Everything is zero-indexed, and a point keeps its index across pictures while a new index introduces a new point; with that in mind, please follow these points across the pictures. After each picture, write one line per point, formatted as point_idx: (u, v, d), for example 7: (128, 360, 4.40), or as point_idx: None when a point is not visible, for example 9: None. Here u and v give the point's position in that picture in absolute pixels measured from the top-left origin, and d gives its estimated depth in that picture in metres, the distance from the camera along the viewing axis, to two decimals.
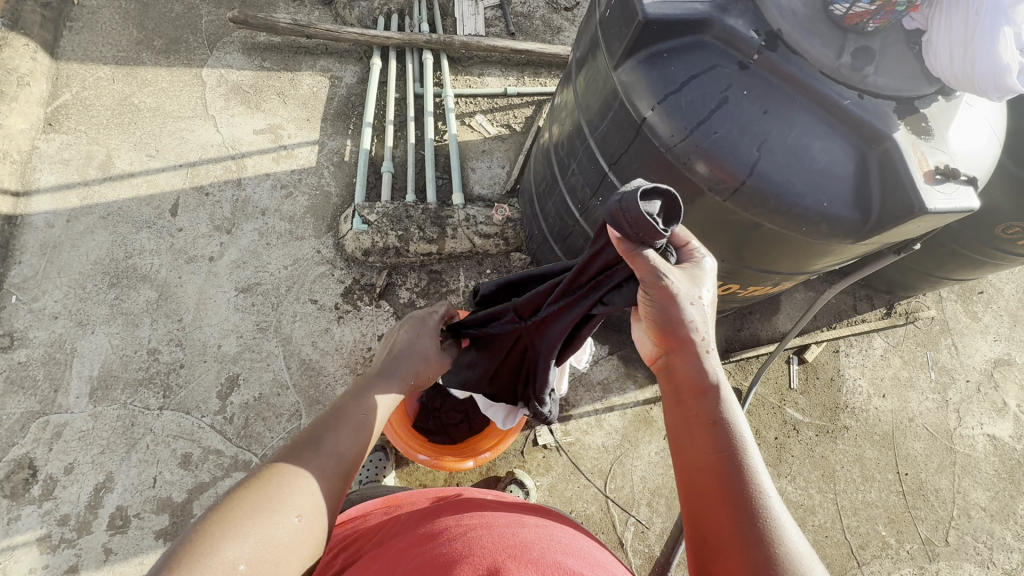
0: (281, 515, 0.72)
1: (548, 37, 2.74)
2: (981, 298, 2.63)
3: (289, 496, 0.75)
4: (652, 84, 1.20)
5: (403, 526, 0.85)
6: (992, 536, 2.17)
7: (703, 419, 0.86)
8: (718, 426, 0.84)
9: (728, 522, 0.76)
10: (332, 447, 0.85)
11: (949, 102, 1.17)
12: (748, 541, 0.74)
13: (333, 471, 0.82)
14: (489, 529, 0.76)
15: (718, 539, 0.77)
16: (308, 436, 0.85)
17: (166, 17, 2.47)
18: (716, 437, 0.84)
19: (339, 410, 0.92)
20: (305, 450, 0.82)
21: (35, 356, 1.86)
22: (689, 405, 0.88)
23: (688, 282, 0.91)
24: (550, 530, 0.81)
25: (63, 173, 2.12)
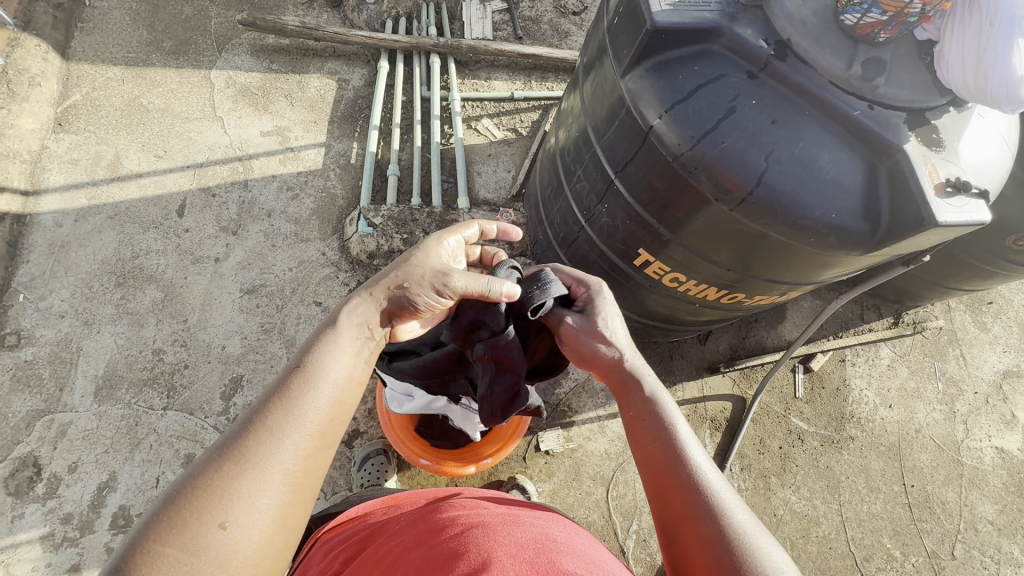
0: (203, 525, 0.69)
1: (556, 42, 2.74)
2: (991, 308, 2.60)
3: (211, 505, 0.70)
4: (659, 92, 1.19)
5: (400, 526, 0.84)
6: (1000, 551, 2.13)
7: (640, 417, 1.00)
8: (652, 420, 0.98)
9: (677, 504, 0.87)
10: (267, 436, 0.78)
11: (961, 113, 1.15)
12: (694, 518, 0.84)
13: (270, 462, 0.76)
14: (485, 527, 0.75)
15: (674, 520, 0.86)
16: (240, 427, 0.79)
17: (176, 19, 2.49)
18: (653, 431, 0.97)
19: (282, 389, 0.83)
20: (234, 447, 0.76)
21: (41, 354, 1.87)
22: (627, 413, 1.02)
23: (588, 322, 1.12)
24: (548, 527, 0.81)
25: (72, 173, 2.13)
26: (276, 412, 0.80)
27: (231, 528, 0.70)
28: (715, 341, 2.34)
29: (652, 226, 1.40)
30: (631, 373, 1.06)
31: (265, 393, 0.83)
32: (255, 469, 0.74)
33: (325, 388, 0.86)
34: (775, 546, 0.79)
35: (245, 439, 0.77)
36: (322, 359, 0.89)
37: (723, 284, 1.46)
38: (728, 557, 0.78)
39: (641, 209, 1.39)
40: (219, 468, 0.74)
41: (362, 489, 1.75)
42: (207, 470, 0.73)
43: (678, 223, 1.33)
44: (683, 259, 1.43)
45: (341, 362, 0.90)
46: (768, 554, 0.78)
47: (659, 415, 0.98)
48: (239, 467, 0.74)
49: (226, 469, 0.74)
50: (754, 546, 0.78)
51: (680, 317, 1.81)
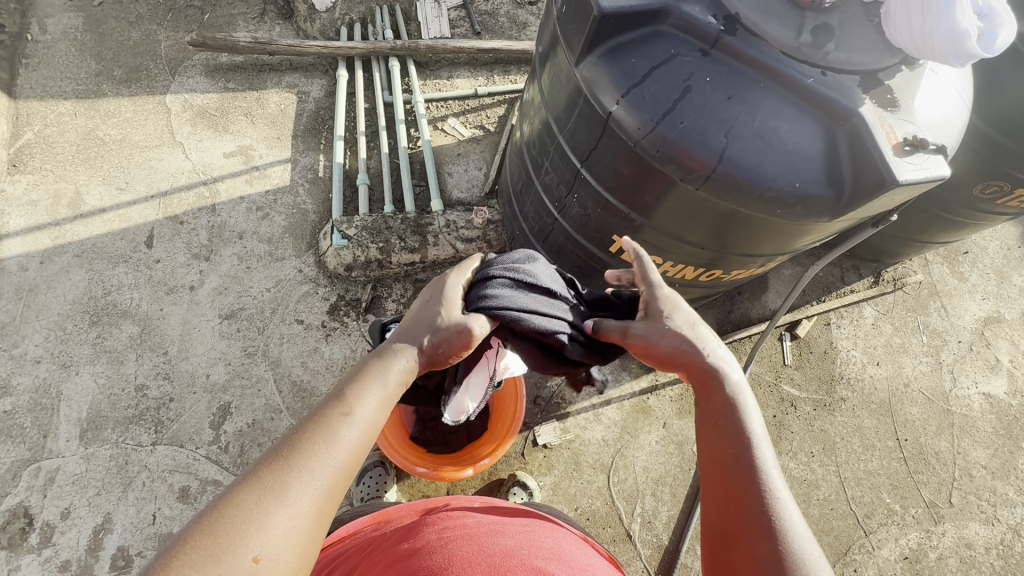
0: (235, 557, 0.65)
1: (515, 34, 2.71)
2: (967, 258, 2.64)
3: (244, 535, 0.66)
4: (614, 78, 1.18)
5: (387, 543, 0.83)
6: (995, 493, 2.19)
7: (722, 424, 0.95)
8: (734, 432, 0.93)
9: (742, 514, 0.84)
10: (300, 467, 0.74)
11: (914, 71, 1.16)
12: (758, 532, 0.80)
13: (300, 497, 0.72)
14: (471, 538, 0.75)
15: (730, 528, 0.84)
16: (279, 449, 0.77)
17: (124, 45, 2.42)
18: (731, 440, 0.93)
19: (320, 422, 0.80)
20: (270, 475, 0.73)
21: (20, 403, 1.83)
22: (711, 416, 0.97)
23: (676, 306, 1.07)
24: (537, 534, 0.81)
25: (32, 215, 2.08)
26: (312, 445, 0.77)
27: (263, 562, 0.66)
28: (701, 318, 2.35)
29: (623, 212, 1.40)
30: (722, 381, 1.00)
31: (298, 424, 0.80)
32: (287, 505, 0.71)
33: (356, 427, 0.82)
34: None
35: (279, 463, 0.74)
36: (358, 397, 0.86)
37: (700, 263, 1.47)
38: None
39: (610, 195, 1.39)
40: (250, 493, 0.70)
41: (363, 502, 1.76)
42: (243, 493, 0.70)
43: (648, 207, 1.33)
44: (657, 242, 1.43)
45: (376, 405, 0.87)
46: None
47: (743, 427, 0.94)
48: (275, 498, 0.71)
49: (260, 493, 0.71)
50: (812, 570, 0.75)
51: None
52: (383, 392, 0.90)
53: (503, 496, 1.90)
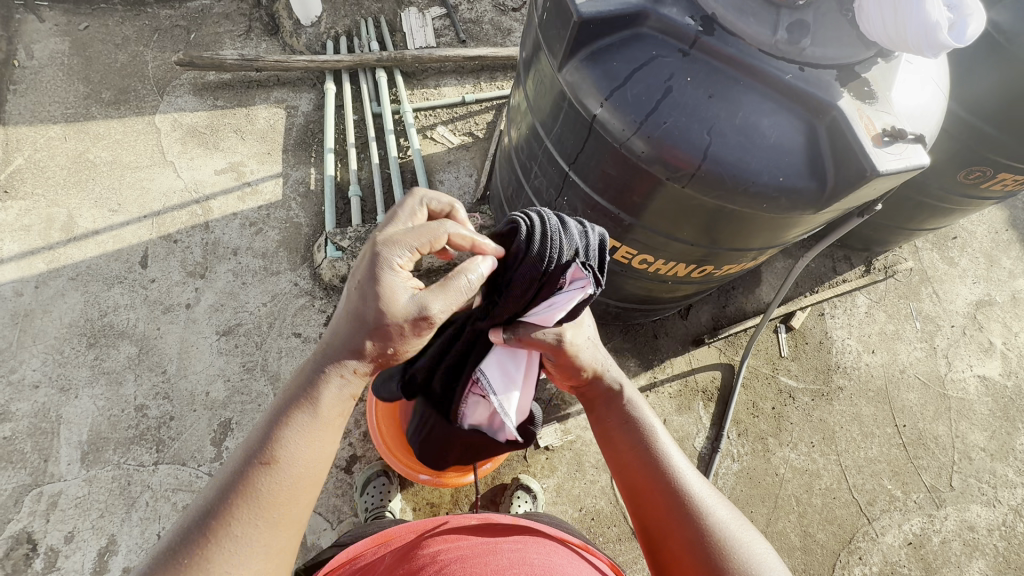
0: None
1: (499, 40, 2.74)
2: (956, 243, 2.67)
3: None
4: (597, 81, 1.20)
5: (384, 566, 0.85)
6: (995, 475, 2.21)
7: (618, 426, 1.15)
8: (629, 429, 1.14)
9: (659, 500, 1.01)
10: (224, 531, 0.78)
11: (889, 64, 1.18)
12: (676, 515, 0.97)
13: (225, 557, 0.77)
14: (465, 562, 0.77)
15: (655, 521, 1.00)
16: (200, 519, 0.80)
17: (111, 68, 2.43)
18: (621, 429, 1.14)
19: (240, 483, 0.82)
20: (190, 551, 0.76)
21: (20, 429, 1.82)
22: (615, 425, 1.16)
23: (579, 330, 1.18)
24: (530, 552, 0.82)
25: (25, 241, 2.08)
26: (233, 505, 0.81)
27: None
28: (697, 314, 2.37)
29: (612, 212, 1.42)
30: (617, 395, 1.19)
31: (219, 485, 0.83)
32: (209, 574, 0.75)
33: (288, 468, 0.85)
34: (749, 534, 0.94)
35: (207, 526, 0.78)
36: (281, 441, 0.86)
37: (692, 259, 1.48)
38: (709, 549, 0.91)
39: (599, 196, 1.40)
40: (173, 573, 0.75)
41: (367, 513, 1.75)
42: (166, 573, 0.75)
43: (636, 206, 1.35)
44: (648, 240, 1.44)
45: (306, 440, 0.88)
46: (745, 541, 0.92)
47: (632, 417, 1.15)
48: (194, 573, 0.75)
49: (184, 568, 0.75)
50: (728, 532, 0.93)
51: (656, 296, 1.83)
52: (314, 426, 0.90)
53: (507, 500, 1.90)
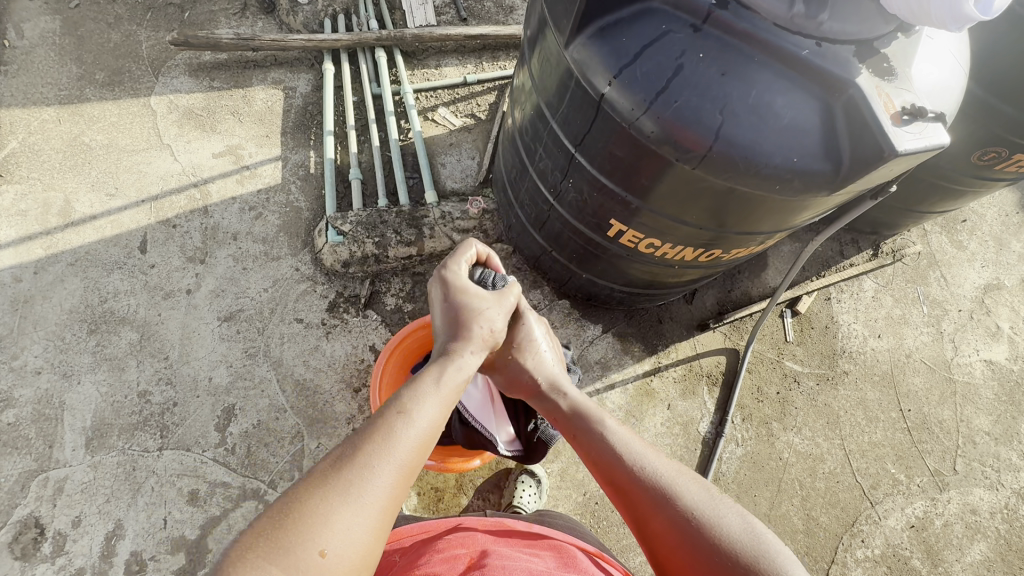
0: (304, 554, 0.69)
1: (502, 18, 2.66)
2: (966, 226, 2.63)
3: (308, 534, 0.71)
4: (605, 59, 1.16)
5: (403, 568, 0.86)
6: (998, 459, 2.21)
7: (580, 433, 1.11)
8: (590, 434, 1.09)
9: (635, 501, 0.97)
10: (314, 519, 0.72)
11: (910, 38, 1.13)
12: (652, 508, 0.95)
13: (306, 551, 0.70)
14: (484, 570, 0.78)
15: (636, 520, 0.97)
16: (347, 449, 0.81)
17: (105, 48, 2.38)
18: (591, 441, 1.08)
19: (383, 426, 0.85)
20: (334, 475, 0.78)
21: (24, 415, 1.82)
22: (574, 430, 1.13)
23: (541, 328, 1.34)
24: (548, 564, 0.84)
25: (23, 226, 2.06)
26: (374, 445, 0.82)
27: (327, 557, 0.71)
28: (702, 299, 2.35)
29: (620, 195, 1.39)
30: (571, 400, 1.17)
31: (363, 427, 0.85)
32: (294, 555, 0.69)
33: (386, 472, 0.80)
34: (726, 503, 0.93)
35: (303, 509, 0.73)
36: (418, 399, 0.91)
37: (700, 243, 1.45)
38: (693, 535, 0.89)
39: (606, 178, 1.37)
40: (314, 496, 0.75)
41: None
42: (306, 493, 0.76)
43: (644, 189, 1.31)
44: (655, 224, 1.41)
45: (434, 406, 0.91)
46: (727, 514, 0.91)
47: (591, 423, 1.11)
48: (340, 497, 0.75)
49: (269, 546, 0.70)
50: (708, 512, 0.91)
51: (662, 281, 1.80)
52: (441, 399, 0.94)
53: (512, 485, 1.90)
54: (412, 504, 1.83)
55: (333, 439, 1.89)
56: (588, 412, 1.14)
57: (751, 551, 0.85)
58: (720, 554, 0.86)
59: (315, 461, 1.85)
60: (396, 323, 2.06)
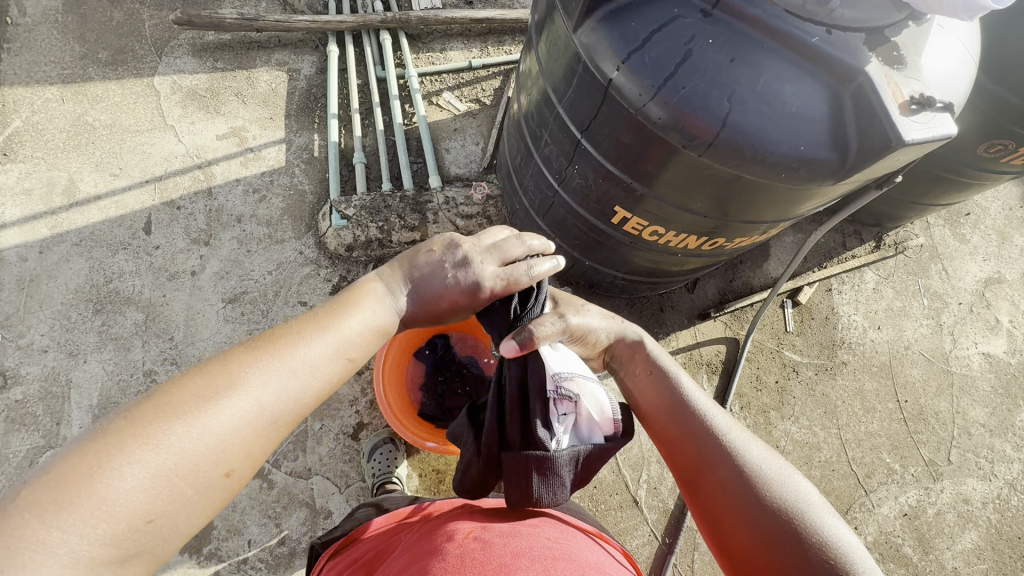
0: (111, 489, 0.66)
1: (508, 2, 2.64)
2: (969, 219, 2.63)
3: (129, 467, 0.68)
4: (614, 43, 1.16)
5: (409, 542, 0.89)
6: (992, 450, 2.23)
7: (647, 381, 1.14)
8: (662, 385, 1.11)
9: (695, 452, 0.98)
10: (158, 443, 0.71)
11: (920, 27, 1.13)
12: (713, 462, 0.95)
13: (95, 508, 0.65)
14: (484, 542, 0.81)
15: (690, 471, 0.98)
16: (189, 385, 0.79)
17: (108, 26, 2.36)
18: (662, 387, 1.11)
19: (241, 368, 0.83)
20: (172, 409, 0.75)
21: (31, 392, 1.84)
22: (640, 380, 1.15)
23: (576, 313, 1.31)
24: (546, 538, 0.87)
25: (27, 205, 2.06)
26: (222, 388, 0.80)
27: (146, 508, 0.68)
28: (704, 288, 2.35)
29: (625, 182, 1.39)
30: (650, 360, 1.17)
31: (214, 368, 0.82)
32: (100, 489, 0.65)
33: (256, 401, 0.81)
34: (789, 474, 0.92)
35: (149, 432, 0.71)
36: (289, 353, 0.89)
37: (703, 231, 1.46)
38: (748, 493, 0.89)
39: (611, 165, 1.37)
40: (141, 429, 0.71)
41: (374, 478, 1.76)
42: (135, 424, 0.72)
43: (649, 176, 1.31)
44: (659, 212, 1.42)
45: (303, 359, 0.89)
46: (788, 485, 0.90)
47: (664, 375, 1.13)
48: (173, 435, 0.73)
49: (111, 463, 0.67)
50: (768, 478, 0.91)
51: (664, 269, 1.81)
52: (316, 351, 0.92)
53: None
54: (414, 485, 1.86)
55: (336, 420, 1.91)
56: (657, 361, 1.17)
57: (811, 520, 0.84)
58: (774, 514, 0.86)
59: (318, 441, 1.88)
60: None
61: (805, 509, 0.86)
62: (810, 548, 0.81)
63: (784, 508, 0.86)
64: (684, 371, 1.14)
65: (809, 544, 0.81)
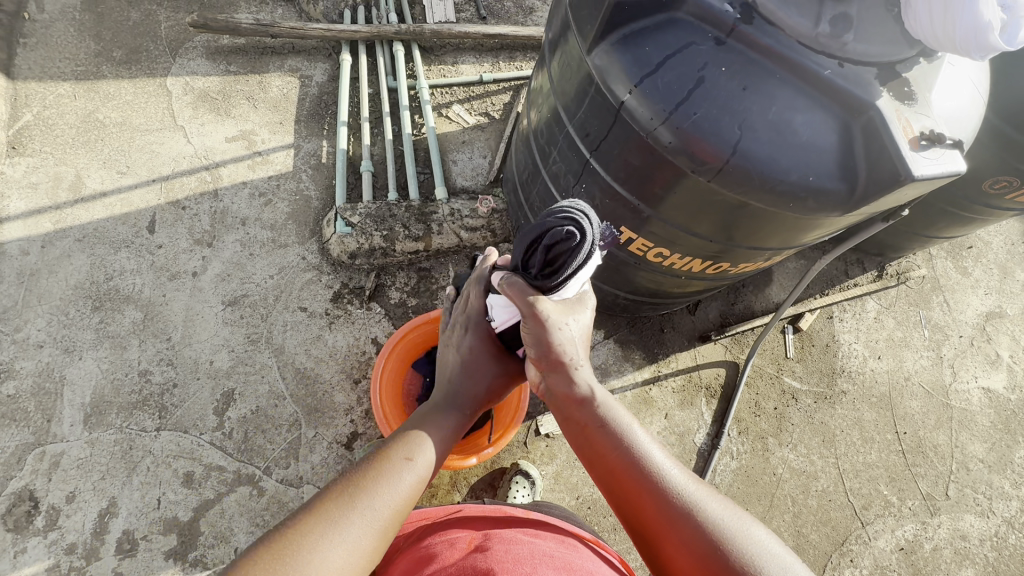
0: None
1: (521, 19, 2.67)
2: (971, 252, 2.63)
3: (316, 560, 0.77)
4: (627, 66, 1.17)
5: (407, 550, 0.87)
6: (991, 486, 2.21)
7: (592, 429, 1.04)
8: (608, 435, 1.02)
9: (652, 511, 0.92)
10: (314, 541, 0.78)
11: (931, 64, 1.14)
12: (670, 521, 0.90)
13: None
14: (486, 548, 0.79)
15: (653, 531, 0.92)
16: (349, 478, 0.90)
17: (124, 26, 2.38)
18: (614, 439, 1.01)
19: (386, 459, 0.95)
20: (341, 502, 0.85)
21: (24, 388, 1.82)
22: (583, 423, 1.05)
23: (562, 309, 1.07)
24: (548, 547, 0.85)
25: (33, 199, 2.06)
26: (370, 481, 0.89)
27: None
28: (705, 310, 2.35)
29: (632, 204, 1.39)
30: (597, 405, 1.05)
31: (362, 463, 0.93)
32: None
33: (395, 493, 0.91)
34: (743, 516, 0.90)
35: (307, 529, 0.80)
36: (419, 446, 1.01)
37: (708, 255, 1.45)
38: (711, 549, 0.85)
39: (619, 185, 1.37)
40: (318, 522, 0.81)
41: None
42: (314, 517, 0.82)
43: (656, 198, 1.32)
44: (664, 233, 1.42)
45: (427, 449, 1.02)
46: (745, 530, 0.87)
47: (612, 422, 1.03)
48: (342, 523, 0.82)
49: (282, 569, 0.74)
50: (725, 529, 0.87)
51: (667, 290, 1.81)
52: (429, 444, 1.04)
53: (505, 485, 1.91)
54: None
55: (330, 429, 1.89)
56: (604, 406, 1.05)
57: None
58: (737, 569, 0.82)
59: (311, 449, 1.86)
60: (399, 317, 2.06)
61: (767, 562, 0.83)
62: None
63: (749, 566, 0.82)
64: (620, 408, 1.05)
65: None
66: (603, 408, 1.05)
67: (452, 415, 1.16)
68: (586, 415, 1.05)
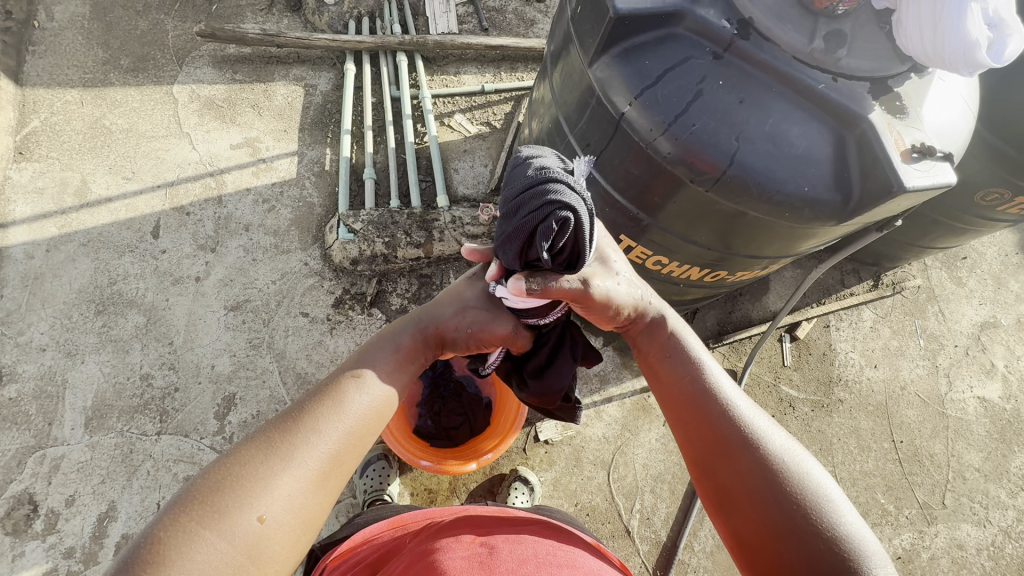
0: (243, 518, 0.73)
1: (522, 31, 2.72)
2: (965, 263, 2.67)
3: (251, 498, 0.74)
4: (628, 79, 1.20)
5: (411, 546, 0.88)
6: (987, 495, 2.22)
7: (664, 357, 1.07)
8: (679, 364, 1.05)
9: (715, 435, 0.94)
10: (255, 487, 0.75)
11: (922, 79, 1.17)
12: (735, 449, 0.91)
13: (229, 536, 0.71)
14: (491, 547, 0.81)
15: (711, 455, 0.93)
16: (294, 413, 0.86)
17: (132, 34, 2.42)
18: (683, 368, 1.03)
19: (330, 392, 0.90)
20: (280, 436, 0.81)
21: (26, 391, 1.83)
22: (654, 353, 1.08)
23: (603, 271, 1.01)
24: (550, 545, 0.87)
25: (38, 203, 2.08)
26: (315, 415, 0.85)
27: (267, 521, 0.74)
28: (703, 318, 2.37)
29: (631, 212, 1.41)
30: (672, 337, 1.08)
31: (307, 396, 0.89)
32: (230, 519, 0.72)
33: (342, 428, 0.86)
34: (811, 462, 0.90)
35: (246, 475, 0.76)
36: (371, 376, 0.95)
37: (705, 263, 1.48)
38: (771, 481, 0.86)
39: (619, 195, 1.40)
40: (257, 458, 0.78)
41: (365, 495, 1.77)
42: (251, 455, 0.79)
43: (655, 208, 1.34)
44: (663, 242, 1.44)
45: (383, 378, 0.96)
46: (810, 473, 0.88)
47: (687, 354, 1.05)
48: (280, 460, 0.79)
49: (212, 510, 0.72)
50: (793, 467, 0.88)
51: (666, 298, 1.83)
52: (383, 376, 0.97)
53: (504, 491, 1.91)
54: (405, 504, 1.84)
55: None
56: (680, 339, 1.08)
57: (834, 521, 0.82)
58: (796, 506, 0.83)
59: None
60: None
61: (829, 506, 0.83)
62: (824, 547, 0.79)
63: (806, 505, 0.83)
64: (698, 344, 1.08)
65: (825, 545, 0.80)
66: (681, 342, 1.08)
67: (421, 344, 1.07)
68: (657, 345, 1.08)
